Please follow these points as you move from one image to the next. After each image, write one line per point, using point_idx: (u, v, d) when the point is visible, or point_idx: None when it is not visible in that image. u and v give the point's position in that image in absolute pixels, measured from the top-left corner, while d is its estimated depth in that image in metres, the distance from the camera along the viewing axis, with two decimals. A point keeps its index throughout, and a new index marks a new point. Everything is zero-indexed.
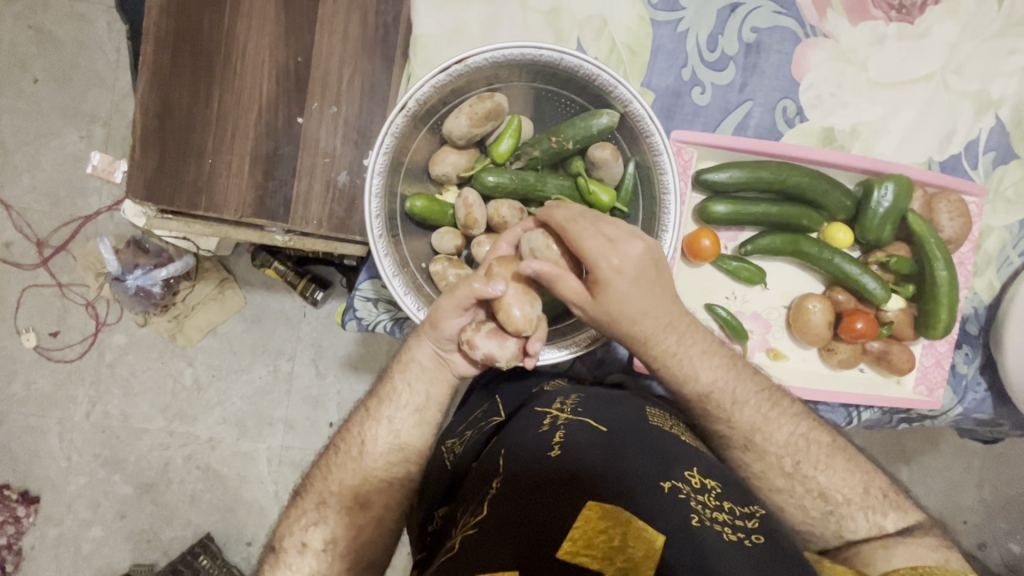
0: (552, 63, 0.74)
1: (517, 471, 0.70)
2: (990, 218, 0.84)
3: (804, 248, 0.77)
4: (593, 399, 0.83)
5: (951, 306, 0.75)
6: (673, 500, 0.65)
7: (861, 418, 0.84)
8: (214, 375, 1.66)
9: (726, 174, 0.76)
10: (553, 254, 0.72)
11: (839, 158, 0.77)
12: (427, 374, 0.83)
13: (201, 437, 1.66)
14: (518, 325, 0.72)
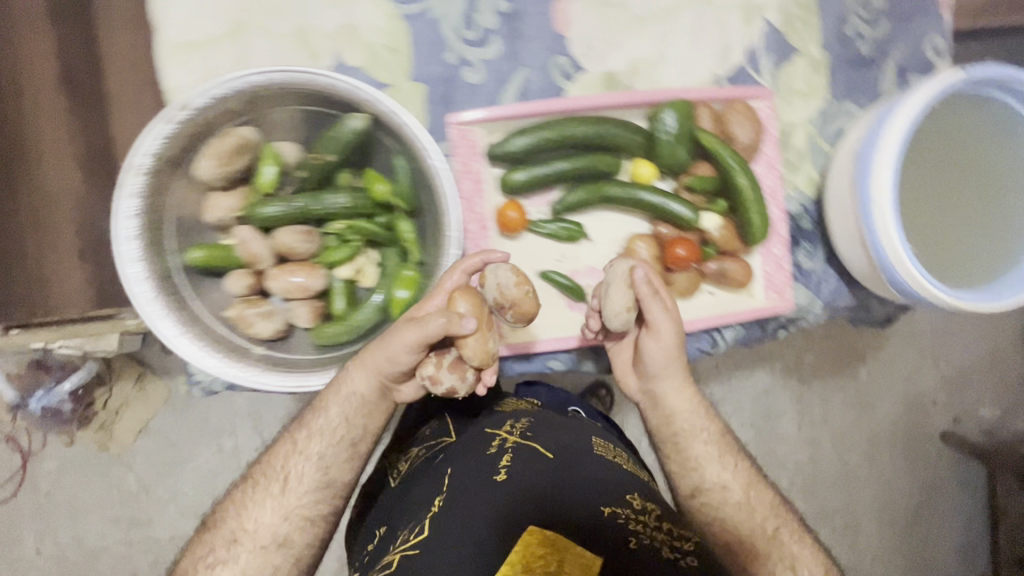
0: (294, 84, 0.59)
1: (460, 494, 0.65)
2: (787, 114, 0.81)
3: (609, 191, 0.72)
4: (547, 421, 0.76)
5: (760, 210, 0.73)
6: (615, 535, 0.60)
7: (726, 340, 0.80)
8: (159, 472, 1.57)
9: (496, 140, 0.71)
10: (518, 293, 0.61)
11: (616, 96, 0.72)
12: (357, 404, 0.63)
13: (163, 537, 1.59)
14: (477, 357, 0.59)
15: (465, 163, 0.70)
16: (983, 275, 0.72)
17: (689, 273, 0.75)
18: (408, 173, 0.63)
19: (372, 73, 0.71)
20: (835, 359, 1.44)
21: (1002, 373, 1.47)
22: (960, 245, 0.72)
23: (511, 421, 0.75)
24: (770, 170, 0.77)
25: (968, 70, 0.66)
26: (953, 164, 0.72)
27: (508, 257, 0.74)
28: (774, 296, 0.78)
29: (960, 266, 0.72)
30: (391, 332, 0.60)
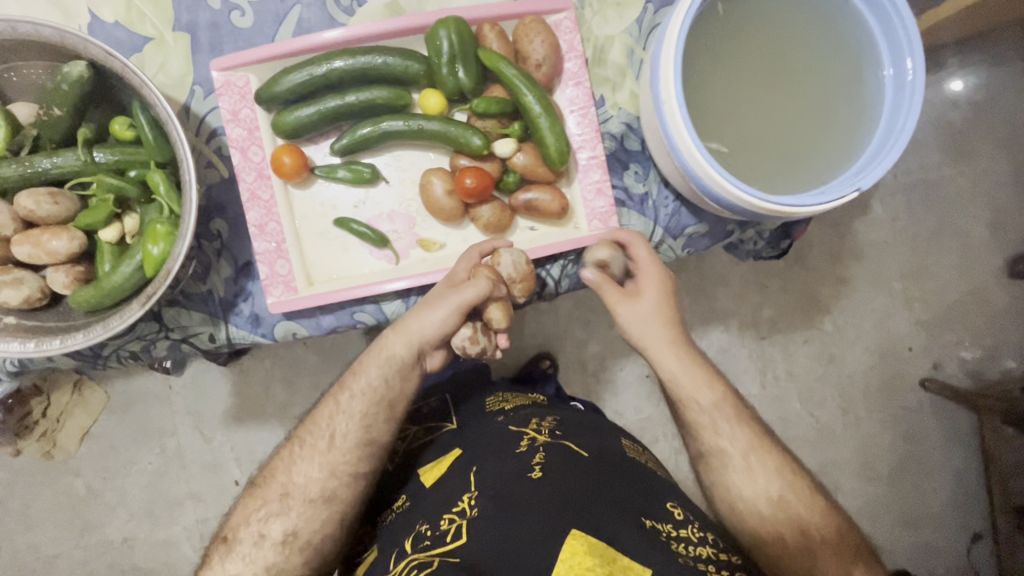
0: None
1: (495, 493, 0.66)
2: (602, 30, 0.74)
3: (391, 125, 0.69)
4: (571, 423, 0.81)
5: (555, 132, 0.69)
6: (654, 539, 0.62)
7: (557, 279, 0.75)
8: (107, 476, 1.43)
9: (266, 82, 0.67)
10: (523, 271, 0.68)
11: (390, 24, 0.68)
12: (390, 364, 0.71)
13: (116, 540, 1.44)
14: (498, 322, 0.69)
15: (234, 111, 0.67)
16: (812, 175, 0.66)
17: (491, 203, 0.71)
18: (149, 121, 0.61)
19: (133, 29, 0.68)
20: (794, 310, 1.32)
21: (988, 309, 1.32)
22: (784, 145, 0.66)
23: (536, 424, 0.79)
24: (574, 88, 0.74)
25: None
26: (766, 58, 0.66)
27: (299, 207, 0.71)
28: (597, 224, 0.73)
29: (785, 168, 0.66)
30: (434, 302, 0.67)
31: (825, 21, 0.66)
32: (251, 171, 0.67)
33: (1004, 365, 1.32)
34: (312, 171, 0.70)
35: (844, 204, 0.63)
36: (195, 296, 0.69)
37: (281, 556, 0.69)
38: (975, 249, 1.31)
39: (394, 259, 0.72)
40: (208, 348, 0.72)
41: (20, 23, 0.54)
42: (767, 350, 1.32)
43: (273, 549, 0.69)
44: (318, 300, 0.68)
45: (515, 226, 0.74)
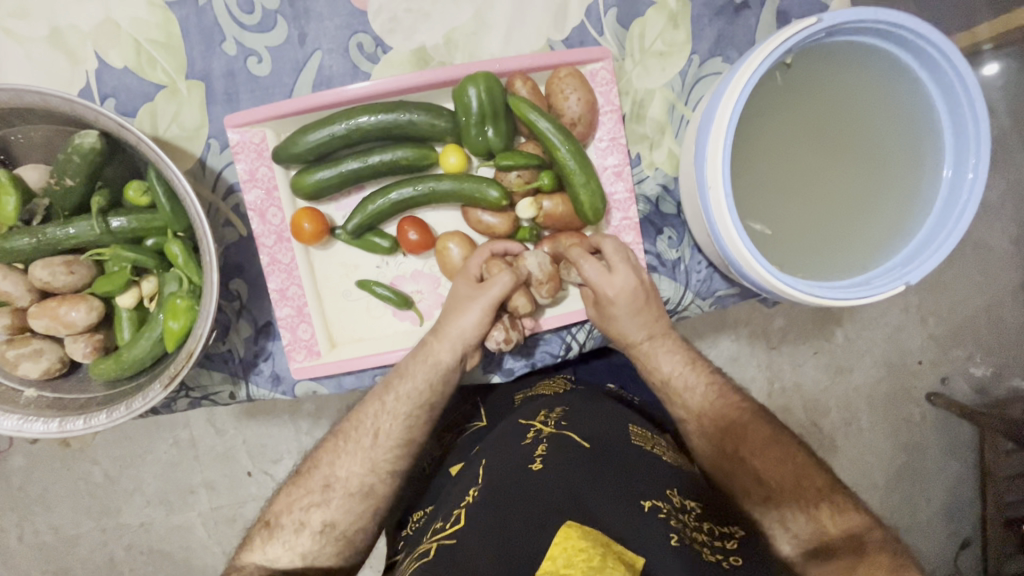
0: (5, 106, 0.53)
1: (496, 485, 0.60)
2: (643, 82, 0.69)
3: (410, 189, 0.65)
4: (585, 405, 0.69)
5: (589, 185, 0.64)
6: (652, 525, 0.54)
7: (582, 343, 0.73)
8: (124, 463, 1.24)
9: (284, 140, 0.64)
10: (548, 269, 0.65)
11: (415, 77, 0.63)
12: (437, 374, 0.66)
13: (133, 524, 1.25)
14: (525, 308, 0.65)
15: (251, 173, 0.63)
16: (855, 260, 0.63)
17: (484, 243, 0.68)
18: (165, 189, 0.57)
19: (143, 76, 0.64)
20: (806, 320, 1.09)
21: (997, 327, 1.12)
22: (828, 227, 0.63)
23: (542, 411, 0.69)
24: (610, 146, 0.68)
25: (817, 21, 0.55)
26: (817, 134, 0.62)
27: (319, 267, 0.68)
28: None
29: (827, 251, 0.63)
30: (462, 306, 0.64)
31: (885, 97, 0.62)
32: (272, 233, 0.65)
33: (1012, 383, 1.13)
34: (331, 233, 0.67)
35: (890, 297, 0.59)
36: (213, 355, 0.68)
37: (318, 546, 0.65)
38: (992, 264, 1.10)
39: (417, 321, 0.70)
40: (226, 401, 0.70)
41: (26, 93, 0.51)
42: (776, 361, 1.10)
43: (313, 536, 0.65)
44: (341, 365, 0.67)
45: None
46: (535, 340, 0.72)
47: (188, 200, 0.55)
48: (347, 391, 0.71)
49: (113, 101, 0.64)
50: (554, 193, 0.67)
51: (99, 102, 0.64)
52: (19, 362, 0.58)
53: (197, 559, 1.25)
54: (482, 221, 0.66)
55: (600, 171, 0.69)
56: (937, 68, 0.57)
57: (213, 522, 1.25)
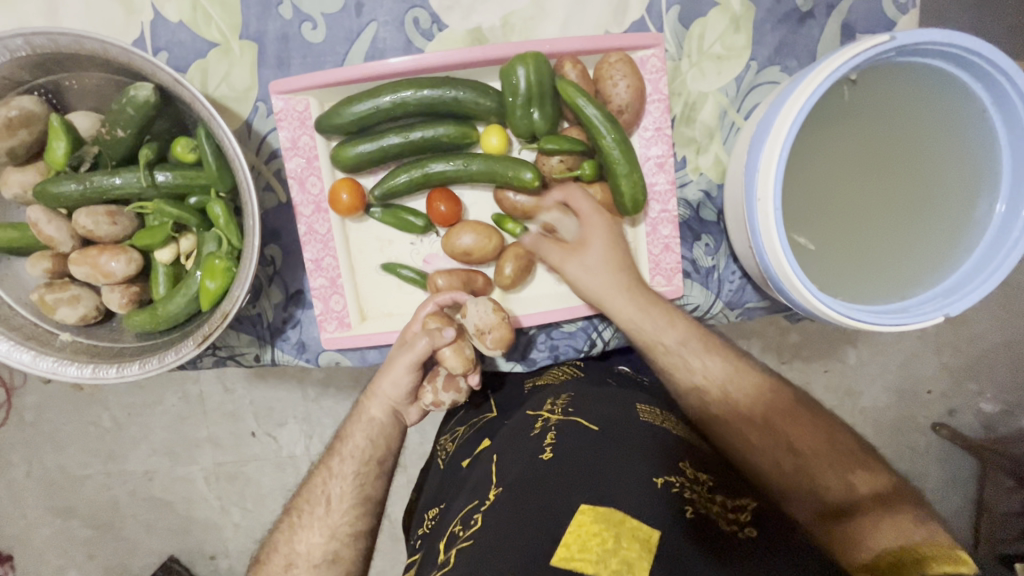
0: (63, 50, 0.53)
1: (510, 481, 0.57)
2: (696, 84, 0.68)
3: (439, 169, 0.63)
4: (588, 390, 0.66)
5: (632, 175, 0.61)
6: (661, 495, 0.51)
7: (607, 341, 0.73)
8: (133, 411, 1.25)
9: (328, 110, 0.63)
10: (490, 317, 0.62)
11: (466, 53, 0.61)
12: (375, 429, 0.68)
13: (138, 471, 1.26)
14: (457, 367, 0.63)
15: (293, 138, 0.63)
16: (893, 285, 0.62)
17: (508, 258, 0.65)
18: (213, 147, 0.57)
19: (198, 31, 0.63)
20: (826, 339, 1.08)
21: (1014, 363, 1.08)
22: (870, 249, 0.62)
23: (550, 398, 0.66)
24: (654, 136, 0.66)
25: (889, 38, 0.53)
26: (871, 155, 0.61)
27: (353, 239, 0.68)
28: (664, 280, 0.69)
29: (865, 274, 0.62)
30: (389, 368, 0.65)
31: (946, 125, 0.61)
32: (311, 201, 0.64)
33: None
34: (367, 209, 0.67)
35: (926, 327, 0.58)
36: (244, 318, 0.69)
37: None
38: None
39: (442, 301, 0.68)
40: (253, 362, 0.71)
41: (87, 39, 0.51)
42: (785, 376, 1.08)
43: None
44: (368, 340, 0.67)
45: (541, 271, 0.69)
46: (560, 333, 0.72)
47: (232, 155, 0.54)
48: (370, 365, 0.72)
49: (166, 55, 0.63)
50: (594, 182, 0.64)
51: (151, 54, 0.63)
52: (58, 308, 0.59)
53: (196, 513, 1.27)
54: (515, 204, 0.65)
55: (642, 161, 0.67)
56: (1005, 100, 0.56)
57: (215, 477, 1.27)
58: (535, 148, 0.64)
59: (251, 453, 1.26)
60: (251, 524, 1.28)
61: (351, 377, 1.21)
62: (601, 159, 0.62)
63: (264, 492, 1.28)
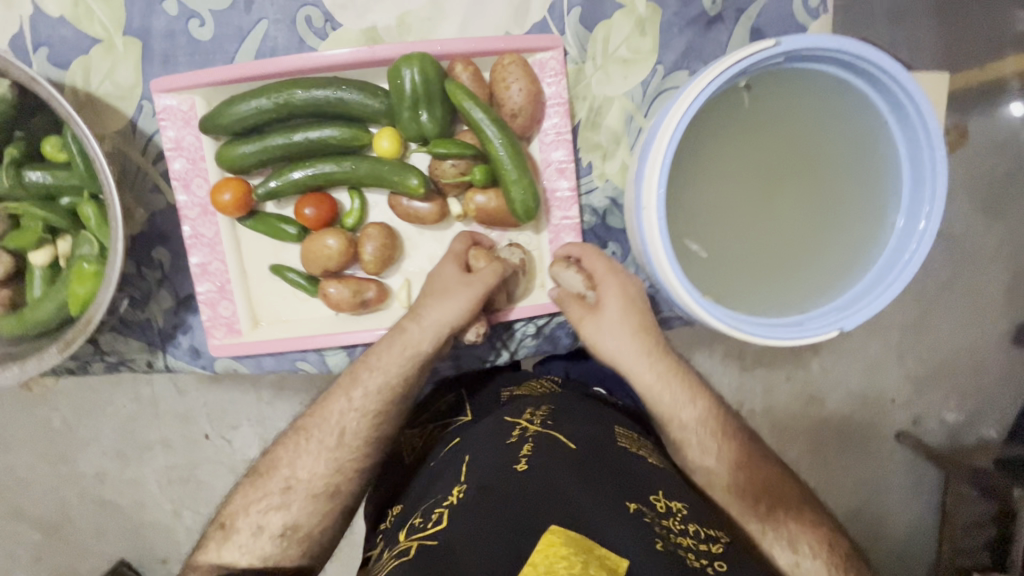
0: None
1: (478, 484, 0.53)
2: (603, 89, 0.66)
3: (328, 173, 0.61)
4: (568, 404, 0.64)
5: (523, 181, 0.59)
6: (636, 530, 0.49)
7: (512, 350, 0.72)
8: (83, 414, 1.24)
9: (213, 109, 0.61)
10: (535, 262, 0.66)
11: (352, 54, 0.59)
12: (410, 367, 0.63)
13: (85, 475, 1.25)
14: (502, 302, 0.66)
15: (178, 138, 0.61)
16: (794, 296, 0.60)
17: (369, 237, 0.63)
18: (79, 147, 0.55)
19: (81, 27, 0.61)
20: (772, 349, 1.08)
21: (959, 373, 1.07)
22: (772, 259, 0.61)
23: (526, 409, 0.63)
24: (555, 140, 0.64)
25: (775, 44, 0.52)
26: (772, 164, 0.59)
27: (243, 243, 0.66)
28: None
29: (767, 286, 0.60)
30: (446, 292, 0.62)
31: (848, 134, 0.59)
32: (200, 202, 0.63)
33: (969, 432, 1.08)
34: (253, 211, 0.64)
35: (820, 341, 0.57)
36: (134, 323, 0.66)
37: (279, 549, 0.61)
38: None
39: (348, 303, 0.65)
40: (146, 369, 0.69)
41: None
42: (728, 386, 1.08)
43: (271, 540, 0.61)
44: (259, 347, 0.65)
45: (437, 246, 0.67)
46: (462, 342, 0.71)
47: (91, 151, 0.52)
48: (268, 373, 0.70)
49: (46, 52, 0.61)
50: (489, 188, 0.62)
51: (32, 52, 0.61)
52: None
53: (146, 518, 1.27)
54: (408, 209, 0.63)
55: (544, 166, 0.65)
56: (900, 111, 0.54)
57: (166, 480, 1.24)
58: (428, 153, 0.61)
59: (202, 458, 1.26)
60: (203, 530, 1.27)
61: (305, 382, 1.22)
62: (492, 165, 0.60)
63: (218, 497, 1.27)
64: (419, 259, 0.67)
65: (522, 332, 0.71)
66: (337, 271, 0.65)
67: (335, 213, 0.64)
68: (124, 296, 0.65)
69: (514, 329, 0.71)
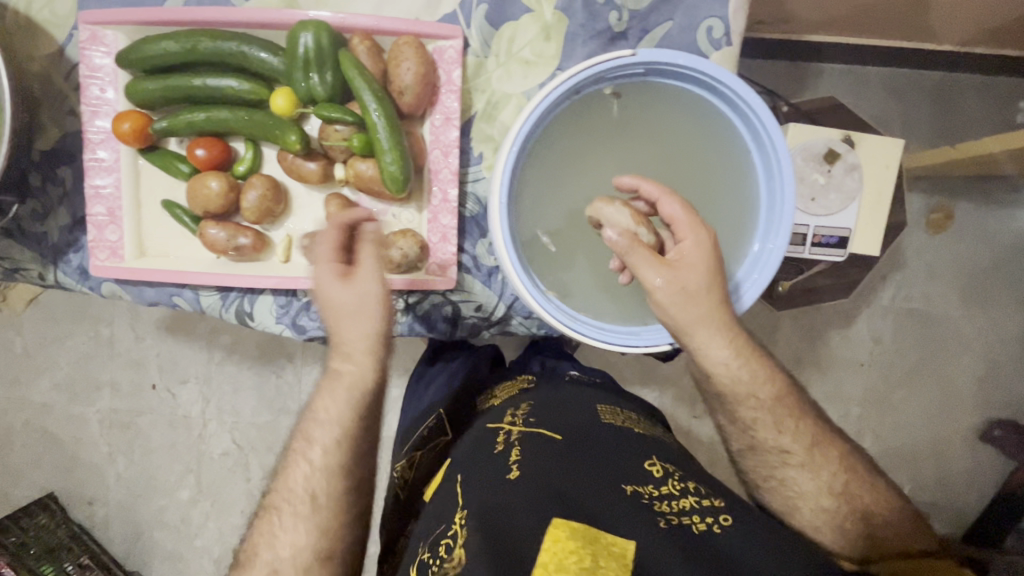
0: None
1: (476, 498, 0.56)
2: (502, 84, 0.69)
3: (225, 120, 0.66)
4: (547, 398, 0.70)
5: (395, 153, 0.63)
6: (634, 504, 0.53)
7: None
8: (43, 342, 1.31)
9: (130, 44, 0.65)
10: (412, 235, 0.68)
11: (259, 13, 0.63)
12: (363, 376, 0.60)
13: (35, 402, 1.32)
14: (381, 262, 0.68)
15: (96, 68, 0.66)
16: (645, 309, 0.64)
17: (254, 187, 0.66)
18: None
19: None
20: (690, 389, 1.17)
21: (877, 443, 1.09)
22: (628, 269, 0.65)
23: (510, 413, 0.68)
24: (444, 123, 0.67)
25: (633, 54, 0.54)
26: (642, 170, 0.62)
27: (140, 175, 0.69)
28: (438, 270, 0.69)
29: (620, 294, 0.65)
30: (342, 313, 0.59)
31: (718, 161, 0.61)
32: (105, 128, 0.67)
33: None
34: (152, 145, 0.68)
35: (655, 353, 0.60)
36: (27, 235, 0.70)
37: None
38: None
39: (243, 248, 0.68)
40: (34, 281, 0.72)
41: None
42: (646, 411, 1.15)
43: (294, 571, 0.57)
44: (134, 274, 0.67)
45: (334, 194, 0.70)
46: None
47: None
48: (150, 304, 0.73)
49: None
50: (369, 157, 0.65)
51: None
52: None
53: (82, 454, 1.33)
54: (293, 166, 0.67)
55: (432, 146, 0.68)
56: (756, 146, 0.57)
57: (107, 423, 1.32)
58: (317, 115, 0.65)
59: (147, 404, 1.32)
60: (133, 475, 1.33)
61: (258, 347, 1.32)
62: (370, 135, 0.63)
63: (153, 446, 1.33)
64: (303, 217, 0.70)
65: (392, 305, 0.72)
66: (220, 215, 0.69)
67: (226, 159, 0.68)
68: (26, 206, 0.70)
69: None
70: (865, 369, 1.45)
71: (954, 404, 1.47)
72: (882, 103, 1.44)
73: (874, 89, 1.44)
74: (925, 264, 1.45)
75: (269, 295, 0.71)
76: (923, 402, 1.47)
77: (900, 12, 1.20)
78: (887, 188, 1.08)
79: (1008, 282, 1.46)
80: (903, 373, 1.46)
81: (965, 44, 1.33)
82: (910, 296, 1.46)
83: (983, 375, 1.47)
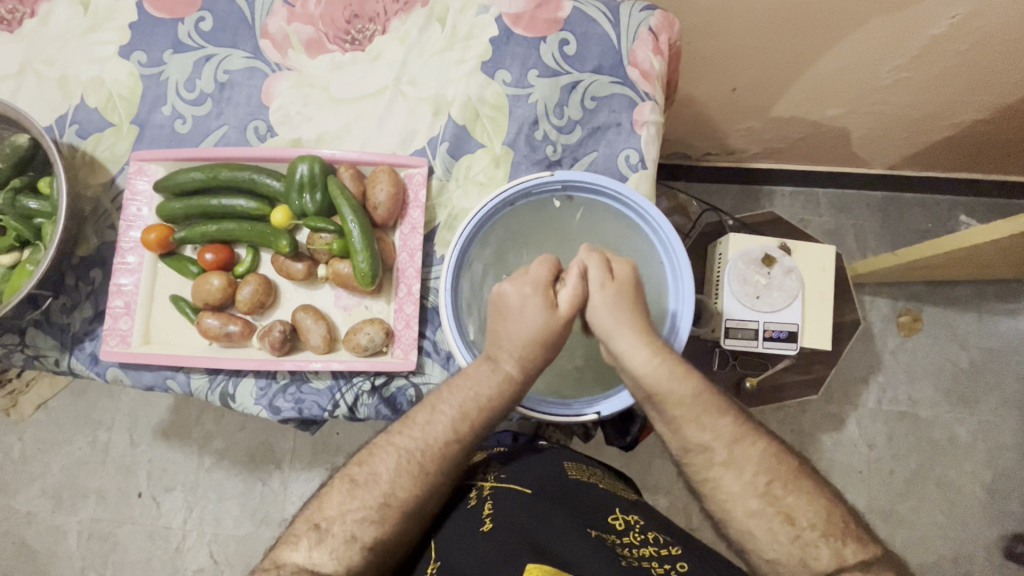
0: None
1: (452, 552, 0.63)
2: (463, 201, 0.84)
3: (233, 230, 0.82)
4: (518, 458, 0.76)
5: (366, 254, 0.76)
6: (597, 545, 0.61)
7: (349, 405, 0.79)
8: (40, 448, 1.36)
9: (167, 175, 0.83)
10: (374, 328, 0.77)
11: (267, 152, 0.81)
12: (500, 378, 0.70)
13: (19, 511, 1.34)
14: (351, 343, 0.77)
15: (137, 193, 0.83)
16: (584, 375, 0.80)
17: (251, 282, 0.79)
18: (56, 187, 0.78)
19: (104, 115, 0.87)
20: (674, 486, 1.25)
21: None
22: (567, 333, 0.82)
23: (483, 471, 0.75)
24: (410, 231, 0.81)
25: (550, 175, 0.75)
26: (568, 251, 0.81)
27: (155, 275, 0.83)
28: (401, 353, 0.78)
29: (557, 356, 0.81)
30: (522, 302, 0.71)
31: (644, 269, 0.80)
32: (135, 238, 0.82)
33: None
34: (171, 250, 0.83)
35: (583, 421, 0.72)
36: (53, 326, 0.82)
37: None
38: None
39: (237, 333, 0.79)
40: (49, 367, 0.82)
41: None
42: None
43: None
44: (137, 357, 0.77)
45: (320, 287, 0.83)
46: (310, 390, 0.79)
47: (57, 186, 0.75)
48: (146, 388, 0.81)
49: (76, 127, 0.87)
50: (346, 257, 0.79)
51: (67, 126, 0.87)
52: None
53: (54, 569, 1.31)
54: (283, 266, 0.81)
55: (401, 249, 0.81)
56: (672, 259, 0.76)
57: (87, 535, 1.32)
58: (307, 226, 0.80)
59: (129, 514, 1.33)
60: None
61: (247, 454, 1.36)
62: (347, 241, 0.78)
63: (128, 560, 1.31)
64: (289, 309, 0.82)
65: (360, 387, 0.79)
66: (218, 307, 0.81)
67: (229, 260, 0.83)
68: (58, 301, 0.82)
69: (353, 383, 0.79)
70: (859, 476, 1.43)
71: (965, 516, 1.41)
72: (833, 220, 1.59)
73: (824, 208, 1.59)
74: (904, 367, 1.49)
75: (252, 379, 0.80)
76: (931, 514, 1.41)
77: (826, 143, 1.40)
78: (828, 290, 1.18)
79: (992, 385, 1.48)
80: (903, 481, 1.43)
81: (895, 168, 1.51)
82: (896, 399, 1.47)
83: (989, 483, 1.42)
